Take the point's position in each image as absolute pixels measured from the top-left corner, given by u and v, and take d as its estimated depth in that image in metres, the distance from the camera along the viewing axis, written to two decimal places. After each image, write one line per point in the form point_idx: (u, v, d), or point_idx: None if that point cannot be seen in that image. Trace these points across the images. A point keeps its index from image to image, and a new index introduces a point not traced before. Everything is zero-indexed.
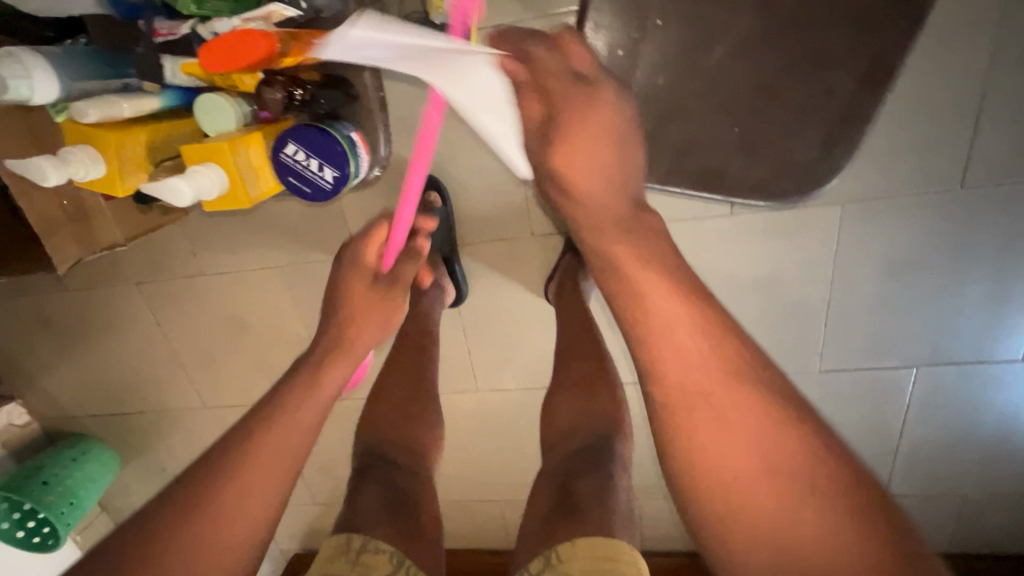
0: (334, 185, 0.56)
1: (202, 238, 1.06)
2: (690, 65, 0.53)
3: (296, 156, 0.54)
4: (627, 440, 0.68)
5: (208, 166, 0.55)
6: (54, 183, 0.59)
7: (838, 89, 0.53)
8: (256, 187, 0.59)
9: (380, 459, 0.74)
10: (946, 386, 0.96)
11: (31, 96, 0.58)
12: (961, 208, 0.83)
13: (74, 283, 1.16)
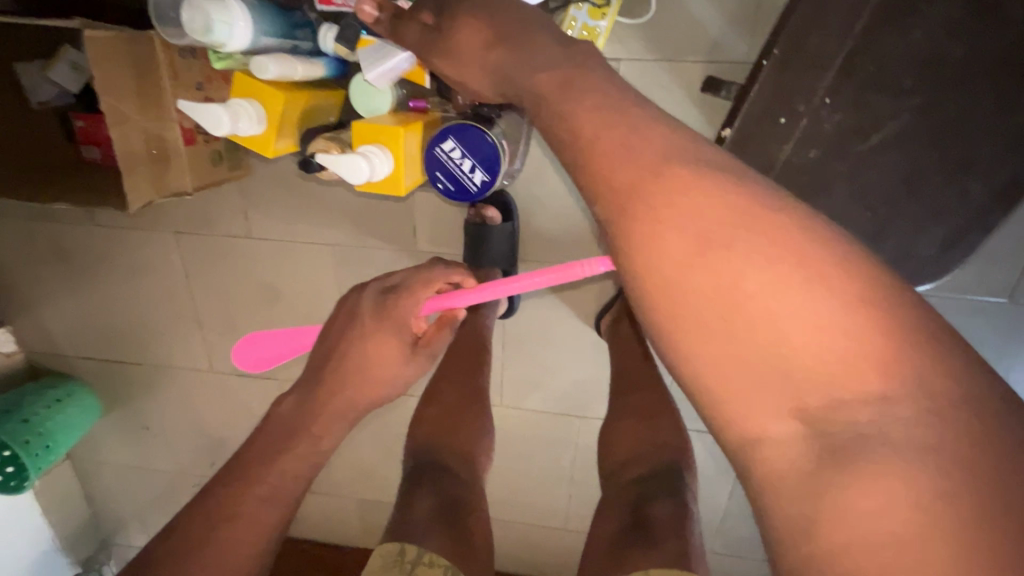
0: (479, 188, 0.57)
1: (260, 199, 1.03)
2: (843, 146, 0.59)
3: (450, 152, 0.55)
4: (692, 479, 0.68)
5: (382, 148, 0.55)
6: (223, 131, 0.58)
7: (971, 194, 0.60)
8: (412, 175, 0.60)
9: (436, 467, 0.71)
10: None
11: (227, 42, 0.56)
12: (1012, 318, 0.90)
13: (109, 219, 1.11)
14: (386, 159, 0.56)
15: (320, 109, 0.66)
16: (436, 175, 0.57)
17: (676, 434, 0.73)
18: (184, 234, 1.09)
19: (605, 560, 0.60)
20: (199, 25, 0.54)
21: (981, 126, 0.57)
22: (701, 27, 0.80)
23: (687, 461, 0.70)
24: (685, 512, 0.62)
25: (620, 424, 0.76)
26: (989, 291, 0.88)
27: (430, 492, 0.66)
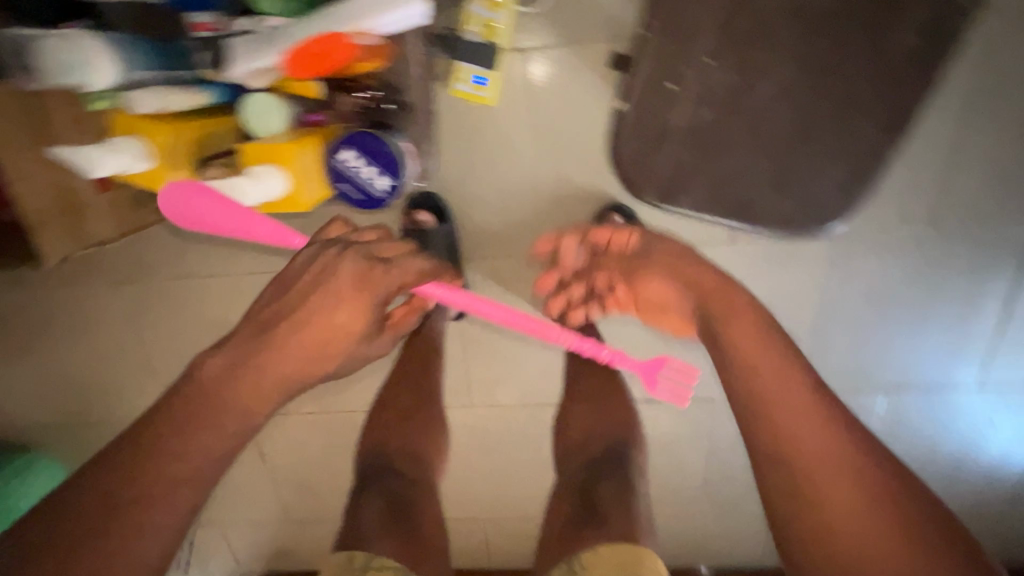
0: (386, 192, 0.56)
1: (194, 236, 1.02)
2: (732, 102, 0.62)
3: (350, 161, 0.55)
4: (640, 449, 0.71)
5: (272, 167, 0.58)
6: (106, 169, 0.60)
7: (862, 132, 0.61)
8: (312, 189, 0.63)
9: (384, 466, 0.72)
10: (915, 412, 1.04)
11: (94, 82, 0.57)
12: (941, 245, 0.94)
13: (44, 279, 1.08)
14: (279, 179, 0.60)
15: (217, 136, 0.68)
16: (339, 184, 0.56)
17: (624, 411, 0.74)
18: (121, 283, 1.07)
19: (559, 542, 0.61)
20: (58, 68, 0.57)
21: (858, 64, 0.59)
22: (598, 7, 0.81)
23: (635, 440, 0.72)
24: (630, 486, 0.64)
25: (572, 411, 0.77)
26: (916, 223, 0.93)
27: (377, 496, 0.66)
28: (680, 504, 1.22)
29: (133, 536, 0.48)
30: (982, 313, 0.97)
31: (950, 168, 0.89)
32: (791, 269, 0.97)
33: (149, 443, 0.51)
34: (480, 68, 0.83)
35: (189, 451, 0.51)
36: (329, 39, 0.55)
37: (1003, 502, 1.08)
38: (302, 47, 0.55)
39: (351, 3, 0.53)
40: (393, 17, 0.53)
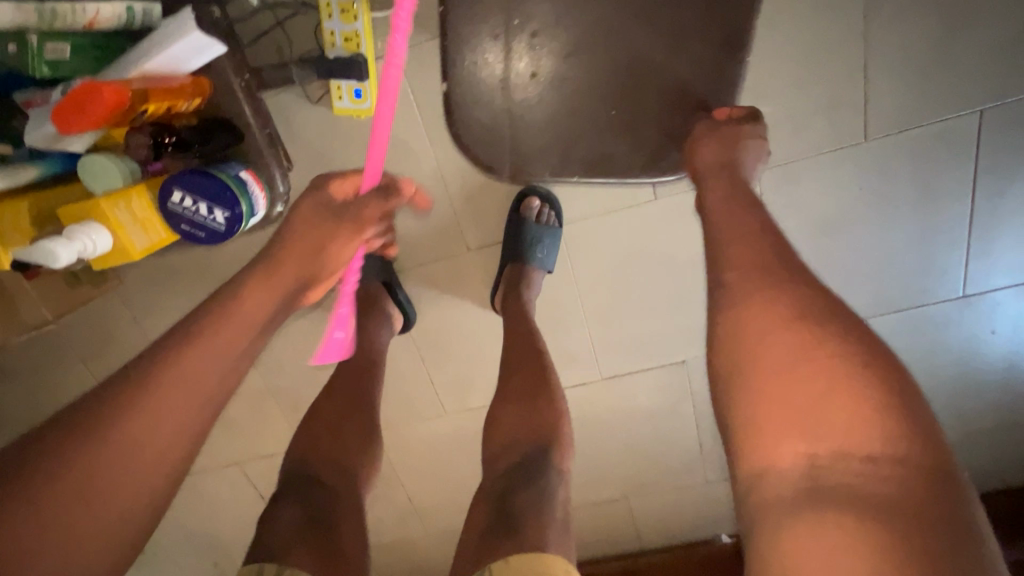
0: (227, 226, 0.55)
1: (142, 300, 1.05)
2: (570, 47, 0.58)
3: (184, 202, 0.54)
4: (563, 451, 0.75)
5: (90, 228, 0.55)
6: None
7: (702, 60, 0.59)
8: (144, 238, 0.60)
9: (307, 476, 0.71)
10: (896, 331, 1.03)
11: None
12: (875, 157, 0.91)
13: (19, 369, 1.13)
14: (98, 234, 0.56)
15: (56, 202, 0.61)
16: (182, 227, 0.56)
17: (552, 414, 0.78)
18: (86, 360, 1.11)
19: (474, 553, 0.65)
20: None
21: None
22: None
23: (559, 442, 0.76)
24: (546, 497, 0.68)
25: (502, 411, 0.80)
26: (842, 141, 0.90)
27: (297, 501, 0.67)
28: (674, 474, 1.18)
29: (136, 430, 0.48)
30: (942, 217, 0.94)
31: (857, 74, 0.86)
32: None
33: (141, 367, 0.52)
34: (355, 81, 0.81)
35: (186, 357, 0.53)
36: (89, 84, 0.50)
37: (992, 406, 1.06)
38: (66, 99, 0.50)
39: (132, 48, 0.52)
40: (166, 59, 0.52)
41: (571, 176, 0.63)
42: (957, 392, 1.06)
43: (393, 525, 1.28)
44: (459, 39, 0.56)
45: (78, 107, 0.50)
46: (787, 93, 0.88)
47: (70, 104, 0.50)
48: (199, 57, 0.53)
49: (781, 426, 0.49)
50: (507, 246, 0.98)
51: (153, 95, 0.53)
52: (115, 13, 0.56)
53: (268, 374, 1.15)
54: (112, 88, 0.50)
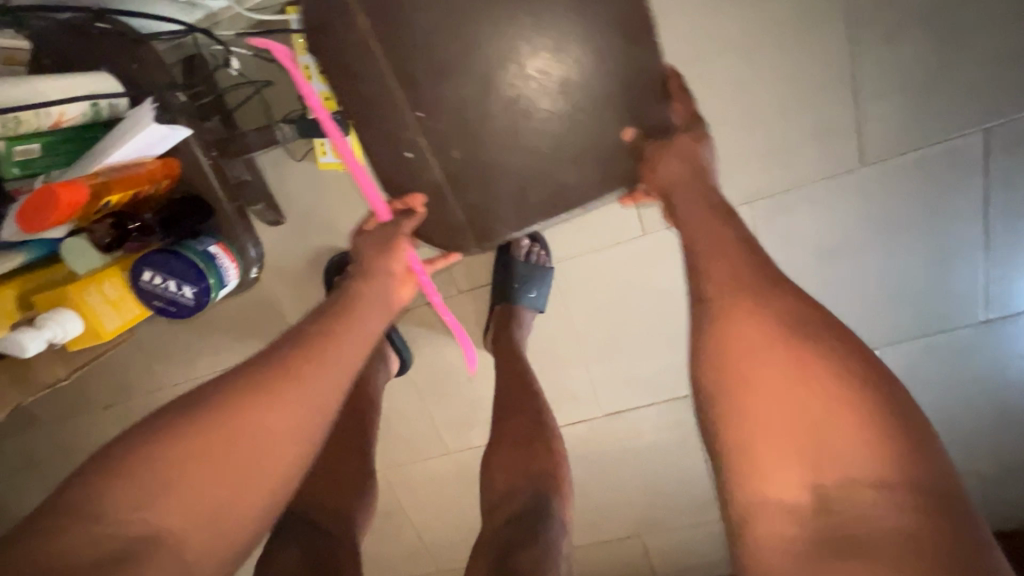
0: (196, 300, 0.59)
1: (153, 352, 1.09)
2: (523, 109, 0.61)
3: (154, 280, 0.58)
4: (564, 498, 0.72)
5: (62, 314, 0.58)
6: None
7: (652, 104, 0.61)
8: (115, 318, 0.63)
9: (305, 523, 0.71)
10: (916, 360, 0.97)
11: None
12: (873, 182, 0.87)
13: (46, 418, 1.19)
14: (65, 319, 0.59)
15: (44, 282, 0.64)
16: (154, 303, 0.59)
17: (551, 461, 0.75)
18: (107, 407, 1.16)
19: None
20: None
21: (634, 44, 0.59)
22: None
23: (558, 486, 0.73)
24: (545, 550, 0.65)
25: (496, 457, 0.78)
26: (836, 168, 0.87)
27: (298, 546, 0.68)
28: (686, 510, 1.14)
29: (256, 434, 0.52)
30: (953, 240, 0.88)
31: (847, 96, 0.83)
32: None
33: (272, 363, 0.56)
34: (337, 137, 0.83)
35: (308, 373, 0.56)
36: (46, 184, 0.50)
37: None
38: (27, 201, 0.51)
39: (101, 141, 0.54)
40: (133, 145, 0.54)
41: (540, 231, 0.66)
42: (989, 421, 0.99)
43: (404, 563, 1.27)
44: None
45: (39, 210, 0.51)
46: (775, 123, 0.86)
47: (34, 210, 0.51)
48: (168, 139, 0.57)
49: (783, 459, 0.49)
50: (496, 286, 0.97)
51: (113, 186, 0.55)
52: (81, 111, 0.60)
53: None
54: (65, 184, 0.50)
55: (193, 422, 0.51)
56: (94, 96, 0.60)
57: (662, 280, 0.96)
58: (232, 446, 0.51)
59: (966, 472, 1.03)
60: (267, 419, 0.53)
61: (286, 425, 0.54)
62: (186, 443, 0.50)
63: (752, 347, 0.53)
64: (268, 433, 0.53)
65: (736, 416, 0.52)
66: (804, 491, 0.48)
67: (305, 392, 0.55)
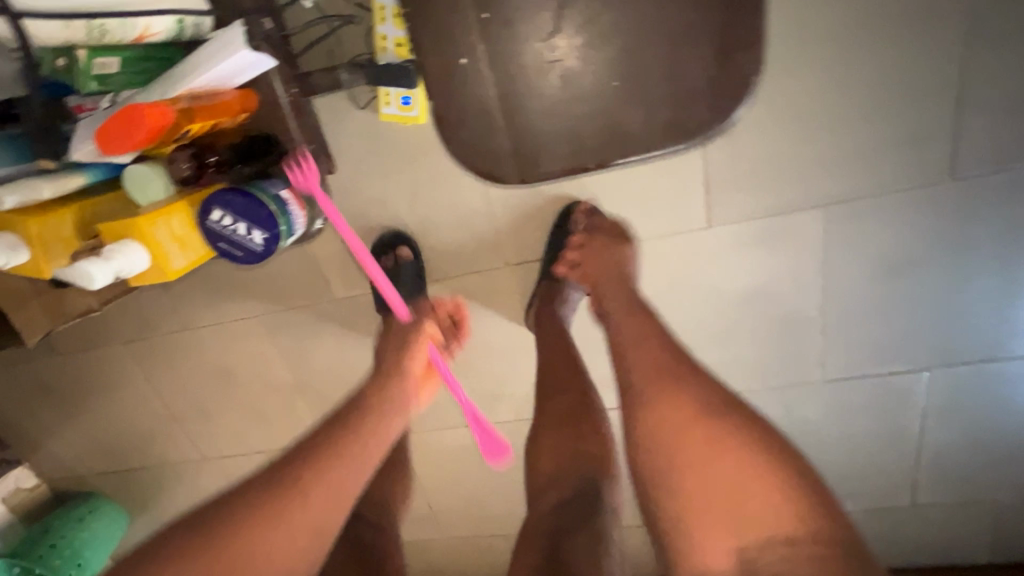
0: (264, 247, 0.56)
1: (182, 291, 1.08)
2: None
3: (222, 221, 0.54)
4: (614, 483, 0.70)
5: (130, 246, 0.54)
6: None
7: None
8: (184, 257, 0.59)
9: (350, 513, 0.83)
10: (960, 385, 0.95)
11: None
12: (958, 199, 0.82)
13: (68, 346, 1.18)
14: (134, 250, 0.54)
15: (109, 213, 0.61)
16: (218, 244, 0.56)
17: (597, 441, 0.73)
18: (131, 341, 1.15)
19: None
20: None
21: None
22: None
23: (606, 475, 0.71)
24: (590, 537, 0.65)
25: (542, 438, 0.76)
26: (926, 179, 0.82)
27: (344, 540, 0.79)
28: None
29: (264, 548, 0.60)
30: None
31: (949, 104, 0.77)
32: (772, 246, 0.89)
33: (289, 479, 0.64)
34: (404, 88, 0.79)
35: (316, 495, 0.64)
36: (131, 104, 0.48)
37: None
38: (107, 121, 0.48)
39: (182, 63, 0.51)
40: (216, 72, 0.51)
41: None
42: (1008, 446, 1.00)
43: (411, 528, 1.28)
44: (515, 41, 0.50)
45: (119, 130, 0.48)
46: (867, 124, 0.80)
47: (114, 131, 0.48)
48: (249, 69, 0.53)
49: (707, 522, 0.60)
50: (547, 261, 0.94)
51: (193, 114, 0.52)
52: (163, 29, 0.56)
53: (296, 374, 1.14)
54: (153, 108, 0.48)
55: (213, 537, 0.59)
56: (178, 13, 0.56)
57: (721, 276, 0.92)
58: (241, 559, 0.59)
59: (980, 496, 1.06)
60: (270, 536, 0.61)
61: (300, 539, 0.62)
62: (205, 557, 0.58)
63: (693, 426, 0.63)
64: (279, 528, 0.61)
65: (680, 490, 0.62)
66: (728, 557, 0.59)
67: (311, 506, 0.63)
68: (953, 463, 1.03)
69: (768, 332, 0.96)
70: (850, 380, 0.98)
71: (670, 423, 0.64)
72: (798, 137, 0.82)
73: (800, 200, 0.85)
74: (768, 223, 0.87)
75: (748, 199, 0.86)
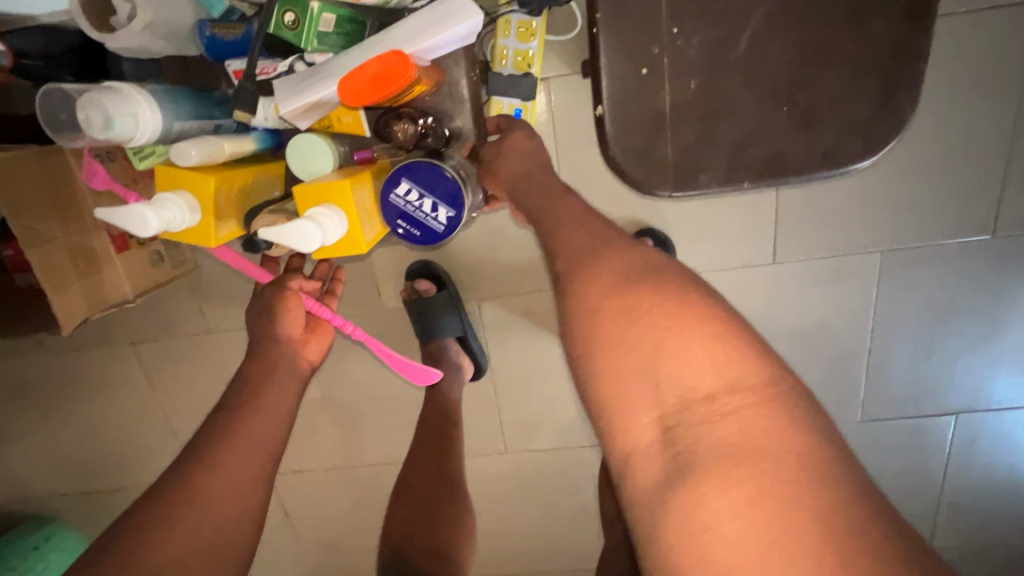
0: (446, 227, 0.61)
1: (213, 291, 1.00)
2: (761, 118, 0.62)
3: (408, 195, 0.60)
4: None
5: (337, 211, 0.57)
6: (155, 227, 0.54)
7: (882, 140, 0.62)
8: (370, 230, 0.62)
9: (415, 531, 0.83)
10: (985, 432, 1.01)
11: (134, 132, 0.57)
12: (997, 253, 0.89)
13: (60, 344, 1.05)
14: (337, 217, 0.57)
15: (261, 185, 0.65)
16: (398, 221, 0.61)
17: None
18: (140, 342, 1.04)
19: None
20: (98, 122, 0.54)
21: (884, 76, 0.60)
22: None
23: None
24: None
25: None
26: (971, 234, 0.89)
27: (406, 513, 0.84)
28: None
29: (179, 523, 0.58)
30: None
31: (1001, 171, 0.85)
32: (826, 287, 0.93)
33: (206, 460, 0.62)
34: (518, 100, 0.77)
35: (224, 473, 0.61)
36: (391, 54, 0.53)
37: None
38: (362, 70, 0.54)
39: (409, 23, 0.56)
40: (454, 33, 0.57)
41: (743, 183, 0.64)
42: (1020, 496, 1.05)
43: None
44: None
45: (374, 77, 0.54)
46: (927, 179, 0.86)
47: (365, 76, 0.54)
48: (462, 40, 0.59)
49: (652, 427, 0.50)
50: None
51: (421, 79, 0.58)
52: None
53: (324, 389, 1.07)
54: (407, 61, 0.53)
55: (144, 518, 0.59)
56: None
57: (776, 312, 0.95)
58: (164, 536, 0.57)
59: (995, 544, 1.10)
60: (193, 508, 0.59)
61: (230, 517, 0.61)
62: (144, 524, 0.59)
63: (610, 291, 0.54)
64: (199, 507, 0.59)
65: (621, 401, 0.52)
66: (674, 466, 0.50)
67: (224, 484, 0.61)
68: (975, 510, 1.07)
69: (813, 367, 0.99)
70: (885, 422, 1.02)
71: (583, 339, 0.54)
72: (864, 186, 0.87)
73: (858, 244, 0.91)
74: (828, 263, 0.92)
75: (811, 239, 0.91)
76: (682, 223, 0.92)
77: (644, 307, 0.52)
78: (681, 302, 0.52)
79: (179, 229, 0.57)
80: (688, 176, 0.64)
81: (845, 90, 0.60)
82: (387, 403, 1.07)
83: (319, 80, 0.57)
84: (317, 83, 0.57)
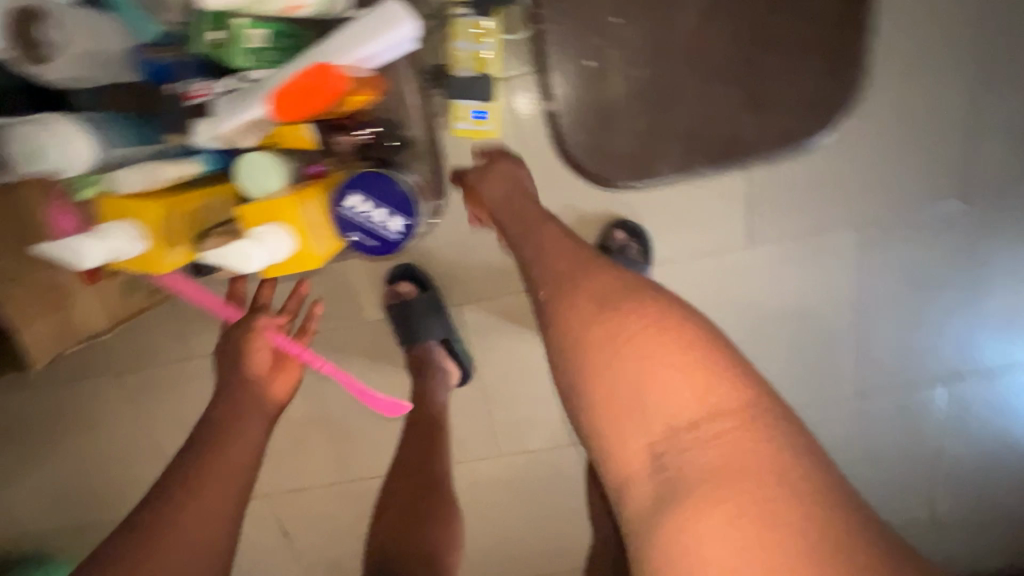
0: (400, 235, 0.61)
1: (192, 317, 0.99)
2: (710, 99, 0.62)
3: (357, 208, 0.59)
4: None
5: (280, 229, 0.59)
6: (93, 258, 0.57)
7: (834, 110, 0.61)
8: (321, 241, 0.63)
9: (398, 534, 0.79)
10: (975, 397, 1.00)
11: (67, 162, 0.58)
12: (968, 217, 0.89)
13: (45, 380, 1.05)
14: (281, 234, 0.59)
15: (213, 207, 0.65)
16: (351, 233, 0.61)
17: None
18: (123, 373, 1.04)
19: None
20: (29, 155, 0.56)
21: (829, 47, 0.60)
22: None
23: None
24: None
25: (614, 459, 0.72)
26: (940, 201, 0.89)
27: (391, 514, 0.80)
28: None
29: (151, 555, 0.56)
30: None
31: (962, 136, 0.85)
32: (804, 265, 0.93)
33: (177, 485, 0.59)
34: (478, 101, 0.77)
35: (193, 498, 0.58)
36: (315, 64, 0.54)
37: None
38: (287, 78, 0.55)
39: (338, 35, 0.54)
40: (388, 42, 0.54)
41: (700, 167, 0.64)
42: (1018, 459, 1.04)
43: None
44: None
45: (298, 87, 0.55)
46: (891, 148, 0.86)
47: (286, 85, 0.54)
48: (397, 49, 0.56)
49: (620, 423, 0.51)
50: None
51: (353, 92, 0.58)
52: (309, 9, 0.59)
53: (313, 406, 1.06)
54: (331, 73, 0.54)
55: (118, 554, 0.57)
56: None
57: (757, 294, 0.95)
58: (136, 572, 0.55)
59: (1000, 510, 1.08)
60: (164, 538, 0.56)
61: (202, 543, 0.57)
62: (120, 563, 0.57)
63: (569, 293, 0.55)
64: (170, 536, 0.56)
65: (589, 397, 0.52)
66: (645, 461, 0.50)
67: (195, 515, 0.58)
68: (975, 477, 1.06)
69: (799, 347, 0.99)
70: (875, 395, 1.02)
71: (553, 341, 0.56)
72: (829, 161, 0.87)
73: (831, 219, 0.90)
74: (802, 241, 0.92)
75: (783, 218, 0.90)
76: (654, 212, 0.92)
77: (608, 304, 0.53)
78: (637, 297, 0.53)
79: (122, 257, 0.59)
80: (645, 165, 0.64)
81: (791, 65, 0.60)
82: (376, 416, 1.06)
83: (247, 100, 0.56)
84: (245, 104, 0.56)
